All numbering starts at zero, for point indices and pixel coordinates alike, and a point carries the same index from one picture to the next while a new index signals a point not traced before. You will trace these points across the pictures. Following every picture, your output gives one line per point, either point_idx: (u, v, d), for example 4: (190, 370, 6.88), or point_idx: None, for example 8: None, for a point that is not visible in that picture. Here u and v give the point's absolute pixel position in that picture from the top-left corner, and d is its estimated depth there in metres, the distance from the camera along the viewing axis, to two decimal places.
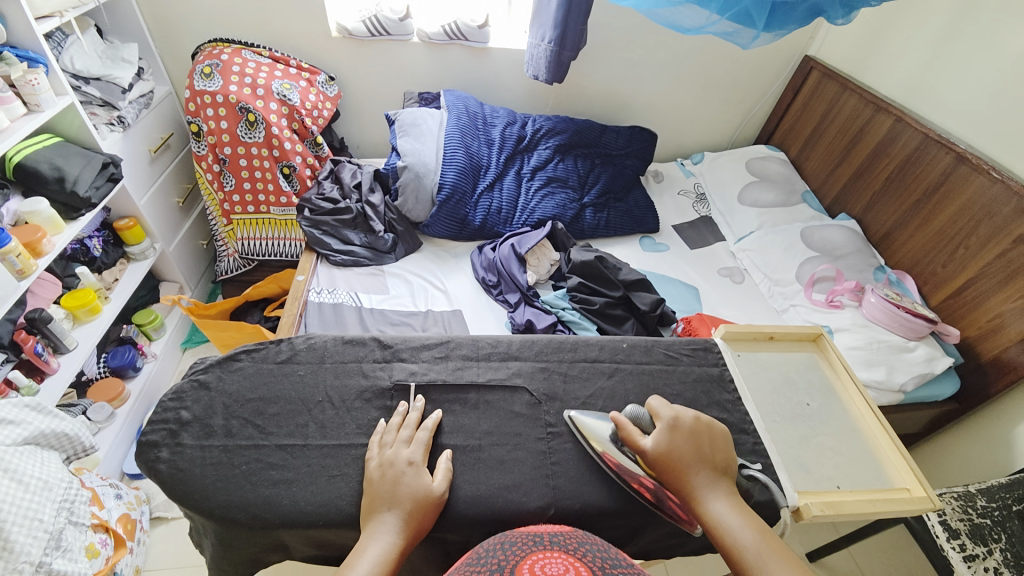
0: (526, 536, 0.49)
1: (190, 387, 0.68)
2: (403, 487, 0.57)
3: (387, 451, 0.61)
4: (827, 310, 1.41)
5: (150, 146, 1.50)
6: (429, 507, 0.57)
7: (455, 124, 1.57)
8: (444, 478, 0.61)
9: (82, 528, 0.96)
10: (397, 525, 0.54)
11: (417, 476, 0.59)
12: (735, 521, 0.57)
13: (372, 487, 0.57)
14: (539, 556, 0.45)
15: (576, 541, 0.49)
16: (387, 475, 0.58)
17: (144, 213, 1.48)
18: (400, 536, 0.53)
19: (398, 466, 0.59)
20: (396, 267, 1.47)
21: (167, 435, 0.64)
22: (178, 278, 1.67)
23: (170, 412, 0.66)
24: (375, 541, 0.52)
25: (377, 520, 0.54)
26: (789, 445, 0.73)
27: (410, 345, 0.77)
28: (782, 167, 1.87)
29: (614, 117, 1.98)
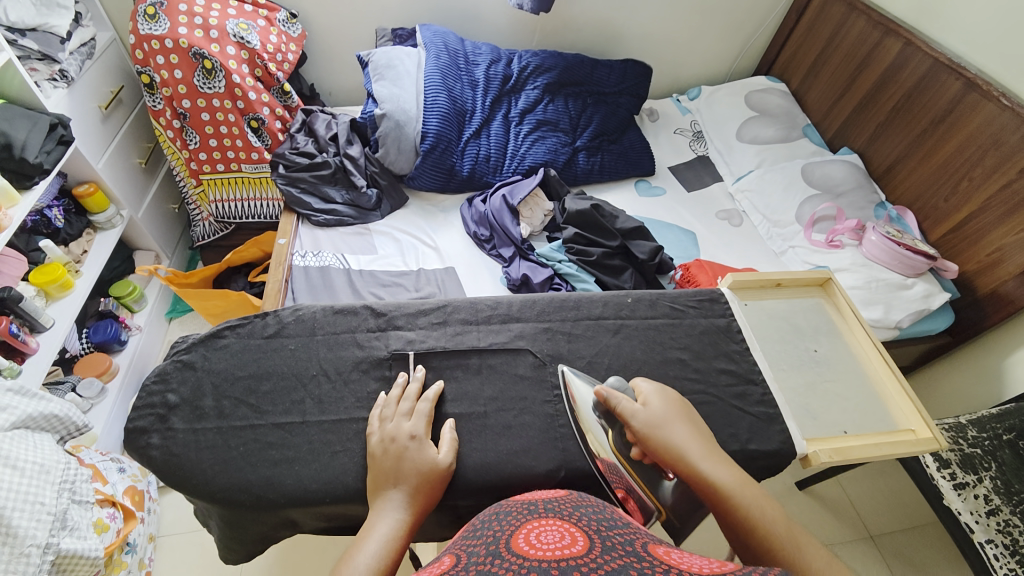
0: (522, 507, 0.47)
1: (174, 368, 0.64)
2: (407, 462, 0.55)
3: (388, 426, 0.58)
4: (826, 250, 1.39)
5: (101, 102, 1.36)
6: (437, 480, 0.56)
7: (435, 64, 1.44)
8: (450, 449, 0.59)
9: (86, 505, 0.96)
10: (405, 501, 0.52)
11: (421, 449, 0.57)
12: (748, 490, 0.55)
13: (377, 462, 0.55)
14: (534, 526, 0.42)
15: (572, 507, 0.47)
16: (392, 452, 0.56)
17: (104, 176, 1.38)
18: (408, 512, 0.52)
19: (400, 440, 0.57)
20: (383, 224, 1.40)
21: (155, 420, 0.61)
22: (153, 246, 1.59)
23: (156, 395, 0.62)
24: (383, 518, 0.50)
25: (384, 497, 0.52)
26: (795, 393, 0.72)
27: (405, 311, 0.72)
28: (782, 100, 1.78)
29: (606, 50, 1.84)
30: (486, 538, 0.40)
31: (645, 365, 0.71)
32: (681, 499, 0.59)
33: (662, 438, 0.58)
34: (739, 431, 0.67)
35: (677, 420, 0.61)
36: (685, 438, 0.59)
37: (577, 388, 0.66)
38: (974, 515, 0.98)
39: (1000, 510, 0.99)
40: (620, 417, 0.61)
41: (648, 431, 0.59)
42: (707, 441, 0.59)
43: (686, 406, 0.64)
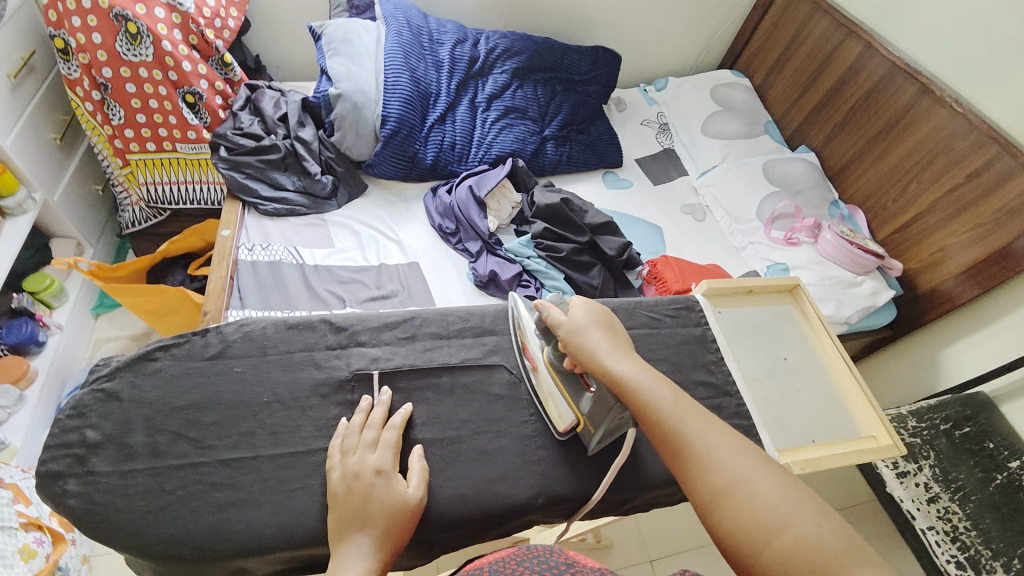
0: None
1: (96, 399, 0.56)
2: (373, 501, 0.52)
3: (350, 460, 0.54)
4: (784, 247, 1.44)
5: (9, 70, 1.16)
6: (407, 518, 0.52)
7: (396, 41, 1.34)
8: (420, 481, 0.56)
9: (10, 530, 0.86)
10: (371, 546, 0.49)
11: (389, 486, 0.53)
12: (649, 378, 0.57)
13: (340, 503, 0.51)
14: None
15: (517, 564, 0.50)
16: (356, 491, 0.52)
17: (12, 155, 1.18)
18: (376, 558, 0.49)
19: (365, 477, 0.53)
20: (340, 215, 1.31)
21: (74, 462, 0.53)
22: (73, 233, 1.40)
23: (72, 432, 0.54)
24: (349, 566, 0.47)
25: (348, 542, 0.49)
26: (769, 405, 0.73)
27: (369, 325, 0.66)
28: (746, 96, 1.80)
29: (575, 35, 1.79)
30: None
31: None
32: (598, 409, 0.61)
33: (583, 345, 0.60)
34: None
35: (597, 327, 0.62)
36: (603, 339, 0.60)
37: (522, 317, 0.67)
38: (915, 502, 1.20)
39: (940, 497, 1.18)
40: (551, 328, 0.63)
41: (571, 336, 0.61)
42: (623, 343, 0.61)
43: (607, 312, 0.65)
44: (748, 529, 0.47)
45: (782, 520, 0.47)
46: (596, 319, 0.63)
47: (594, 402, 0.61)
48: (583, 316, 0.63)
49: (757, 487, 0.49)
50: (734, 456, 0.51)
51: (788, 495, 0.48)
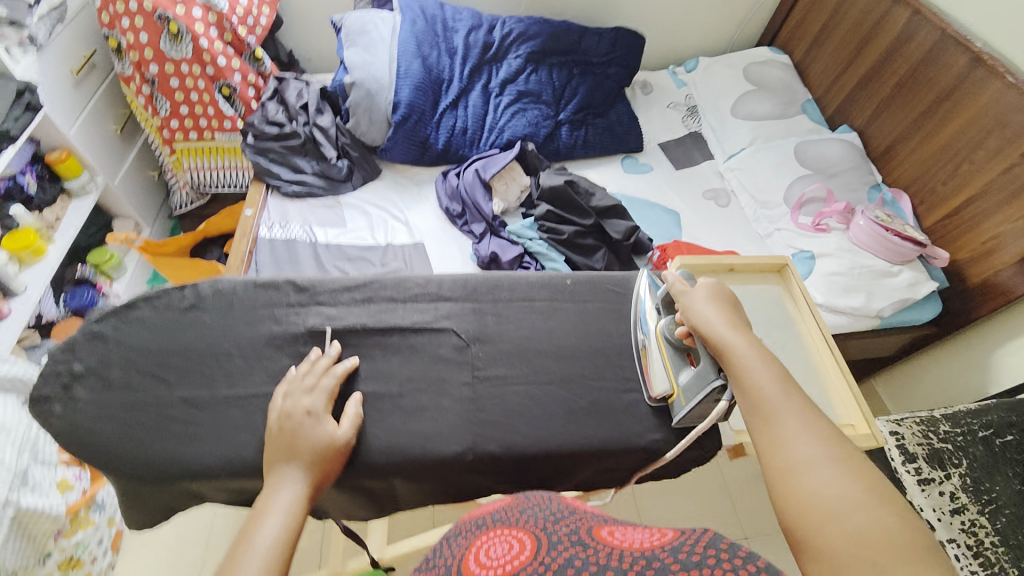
0: (470, 524, 0.48)
1: (83, 338, 0.58)
2: (301, 439, 0.52)
3: (285, 402, 0.54)
4: (812, 233, 1.33)
5: (73, 67, 1.33)
6: (333, 458, 0.53)
7: (410, 30, 1.38)
8: (352, 424, 0.55)
9: (51, 465, 0.99)
10: (302, 475, 0.51)
11: (318, 424, 0.53)
12: (756, 357, 0.54)
13: (272, 443, 0.52)
14: (486, 538, 0.45)
15: (517, 512, 0.47)
16: (284, 429, 0.53)
17: (77, 143, 1.36)
18: (307, 485, 0.50)
19: (295, 418, 0.53)
20: (354, 197, 1.38)
21: (60, 388, 0.55)
22: (132, 214, 1.58)
23: (62, 363, 0.56)
24: (281, 493, 0.49)
25: (277, 474, 0.50)
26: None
27: (330, 286, 0.65)
28: (783, 74, 1.68)
29: (599, 17, 1.75)
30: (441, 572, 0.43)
31: (594, 353, 0.65)
32: (695, 384, 0.57)
33: (698, 314, 0.57)
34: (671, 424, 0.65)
35: (714, 300, 0.59)
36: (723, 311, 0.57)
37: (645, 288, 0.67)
38: (937, 511, 0.95)
39: (967, 508, 0.96)
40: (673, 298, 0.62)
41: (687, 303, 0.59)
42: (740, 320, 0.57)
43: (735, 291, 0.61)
44: (819, 513, 0.44)
45: (855, 514, 0.42)
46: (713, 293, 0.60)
47: (693, 375, 0.58)
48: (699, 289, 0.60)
49: (834, 476, 0.45)
50: (819, 445, 0.48)
51: (870, 491, 0.44)
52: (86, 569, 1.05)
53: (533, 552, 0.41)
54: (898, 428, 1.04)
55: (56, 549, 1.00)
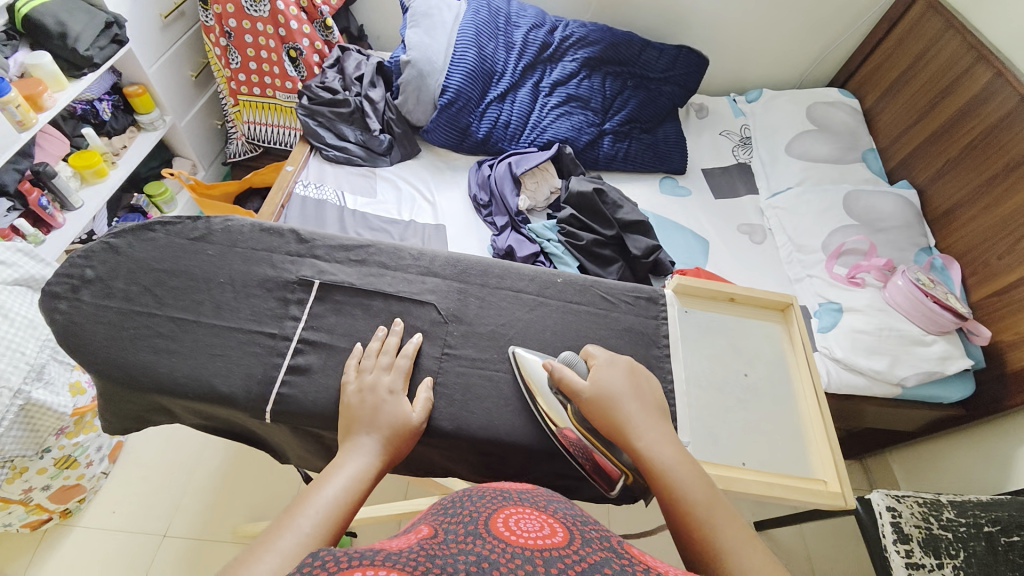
0: (496, 492, 0.46)
1: (100, 248, 0.63)
2: (381, 414, 0.53)
3: (366, 377, 0.56)
4: (845, 286, 1.26)
5: (163, 11, 1.44)
6: (406, 437, 0.53)
7: (471, 20, 1.42)
8: (423, 408, 0.57)
9: (67, 366, 1.07)
10: (376, 447, 0.51)
11: (396, 403, 0.55)
12: (682, 466, 0.50)
13: (352, 410, 0.54)
14: (511, 511, 0.43)
15: (545, 500, 0.46)
16: (368, 401, 0.54)
17: (154, 81, 1.47)
18: (378, 458, 0.50)
19: (378, 393, 0.55)
20: (390, 171, 1.42)
21: (70, 288, 0.60)
22: (191, 155, 1.69)
23: (76, 268, 0.61)
24: (352, 460, 0.49)
25: (354, 441, 0.51)
26: (701, 410, 0.64)
27: (329, 242, 0.67)
28: (848, 118, 1.60)
29: (665, 34, 1.72)
30: (461, 518, 0.42)
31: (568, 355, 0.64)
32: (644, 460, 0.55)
33: (608, 405, 0.54)
34: None
35: (625, 394, 0.55)
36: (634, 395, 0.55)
37: (527, 365, 0.61)
38: None
39: None
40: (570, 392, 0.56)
41: (597, 384, 0.55)
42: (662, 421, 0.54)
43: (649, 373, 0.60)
44: None
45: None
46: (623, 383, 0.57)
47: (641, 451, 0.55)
48: (606, 375, 0.57)
49: None
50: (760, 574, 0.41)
51: None
52: (80, 470, 1.17)
53: (565, 541, 0.39)
54: (896, 504, 0.97)
55: (57, 447, 1.08)
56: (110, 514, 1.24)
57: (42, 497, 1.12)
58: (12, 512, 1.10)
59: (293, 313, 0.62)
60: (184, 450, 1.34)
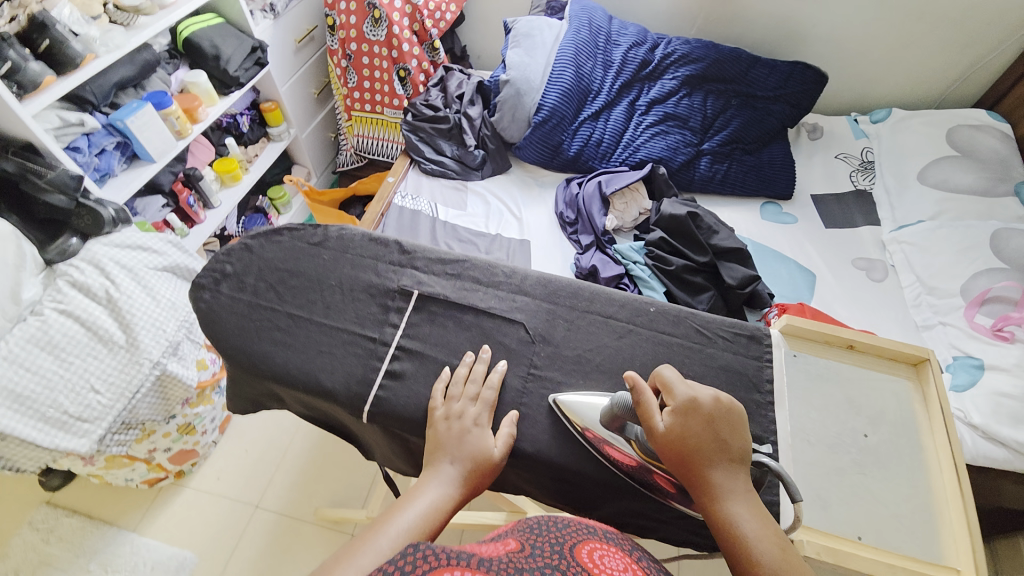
0: (580, 525, 0.49)
1: (238, 247, 0.71)
2: (464, 443, 0.55)
3: (454, 405, 0.58)
4: (988, 340, 1.08)
5: (296, 36, 1.65)
6: (485, 472, 0.54)
7: (572, 39, 1.43)
8: (505, 444, 0.57)
9: (196, 344, 1.23)
10: (456, 478, 0.53)
11: (480, 435, 0.56)
12: (754, 524, 0.48)
13: (437, 436, 0.55)
14: (595, 546, 0.45)
15: (631, 545, 0.48)
16: (452, 429, 0.56)
17: (285, 98, 1.67)
18: (458, 490, 0.52)
19: (464, 423, 0.56)
20: (480, 185, 1.47)
21: (213, 280, 0.69)
22: (307, 164, 1.89)
23: (219, 263, 0.70)
24: (431, 488, 0.51)
25: (436, 468, 0.53)
26: (809, 469, 0.58)
27: (428, 255, 0.71)
28: (1001, 144, 1.38)
29: (777, 49, 1.62)
30: (548, 539, 0.44)
31: None
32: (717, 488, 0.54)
33: (685, 446, 0.50)
34: None
35: (709, 435, 0.51)
36: (714, 442, 0.51)
37: (580, 412, 0.58)
38: None
39: None
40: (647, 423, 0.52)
41: (679, 423, 0.51)
42: (738, 466, 0.51)
43: (740, 410, 0.53)
44: None
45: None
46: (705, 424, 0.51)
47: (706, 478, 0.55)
48: (691, 412, 0.52)
49: None
50: None
51: None
52: (196, 437, 1.33)
53: None
54: None
55: (180, 414, 1.24)
56: (216, 480, 1.40)
57: (163, 457, 1.29)
58: (136, 468, 1.27)
59: (392, 319, 0.65)
60: (281, 430, 1.48)
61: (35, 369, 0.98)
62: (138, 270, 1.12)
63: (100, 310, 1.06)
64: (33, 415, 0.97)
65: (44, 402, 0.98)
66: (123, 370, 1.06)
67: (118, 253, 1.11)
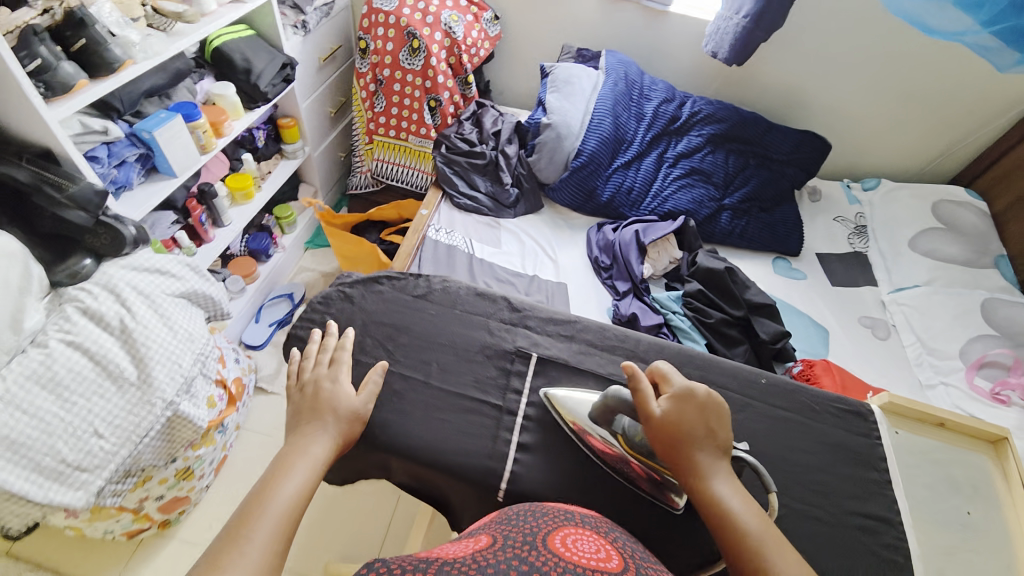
0: (558, 512, 0.56)
1: (337, 296, 0.79)
2: (324, 404, 0.63)
3: (306, 375, 0.67)
4: (989, 403, 1.20)
5: (321, 55, 1.59)
6: (350, 423, 0.63)
7: (610, 90, 1.48)
8: (367, 396, 0.67)
9: (208, 380, 1.12)
10: (325, 437, 0.60)
11: (343, 398, 0.64)
12: (736, 499, 0.57)
13: (297, 405, 0.63)
14: (569, 530, 0.52)
15: (607, 528, 0.56)
16: (312, 394, 0.64)
17: (304, 115, 1.59)
18: (329, 446, 0.59)
19: (319, 386, 0.65)
20: (513, 224, 1.46)
21: (311, 332, 0.76)
22: (315, 183, 1.80)
23: (318, 312, 0.78)
24: (306, 453, 0.58)
25: (308, 436, 0.60)
26: (933, 550, 0.65)
27: (539, 315, 0.80)
28: (978, 220, 1.56)
29: (784, 116, 1.76)
30: (523, 528, 0.51)
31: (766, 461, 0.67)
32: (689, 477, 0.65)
33: (679, 430, 0.60)
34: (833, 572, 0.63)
35: (699, 421, 0.60)
36: (703, 429, 0.60)
37: (570, 410, 0.69)
38: None
39: None
40: (643, 408, 0.62)
41: (674, 410, 0.60)
42: (721, 449, 0.60)
43: (722, 403, 0.63)
44: None
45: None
46: (695, 414, 0.61)
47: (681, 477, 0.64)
48: (685, 402, 0.61)
49: None
50: None
51: None
52: (192, 483, 1.19)
53: (618, 565, 0.46)
54: None
55: (182, 457, 1.11)
56: (207, 530, 1.25)
57: (152, 507, 1.14)
58: (119, 520, 1.11)
59: (514, 385, 0.73)
60: None
61: (32, 412, 0.83)
62: (155, 296, 1.00)
63: (111, 342, 0.93)
64: (26, 465, 0.82)
65: (40, 450, 0.83)
66: (131, 412, 0.93)
67: (135, 276, 0.99)
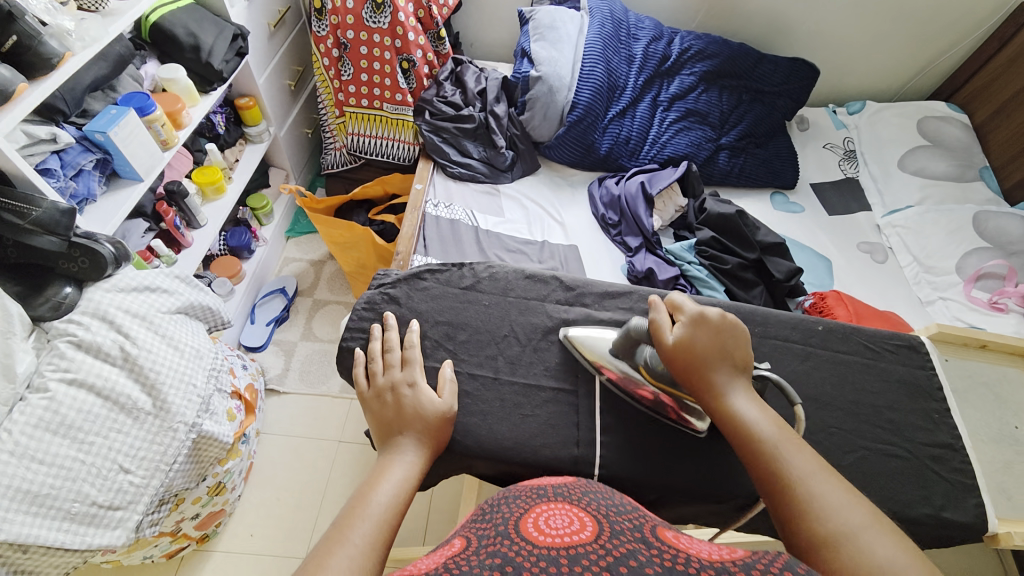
0: (530, 493, 0.52)
1: (382, 298, 0.77)
2: (407, 408, 0.63)
3: (382, 379, 0.66)
4: (986, 311, 1.28)
5: (271, 19, 1.40)
6: (439, 428, 0.63)
7: (598, 33, 1.39)
8: (449, 396, 0.68)
9: (224, 394, 1.05)
10: (416, 445, 0.60)
11: (428, 399, 0.65)
12: (755, 410, 0.59)
13: (380, 412, 0.63)
14: (542, 508, 0.48)
15: (580, 492, 0.52)
16: (392, 400, 0.64)
17: (264, 92, 1.43)
18: (421, 455, 0.60)
19: (399, 390, 0.64)
20: (513, 188, 1.40)
21: (362, 341, 0.74)
22: (285, 166, 1.66)
23: (366, 319, 0.76)
24: (400, 461, 0.58)
25: (398, 443, 0.59)
26: (992, 464, 0.79)
27: (594, 291, 0.83)
28: (962, 133, 1.60)
29: (770, 45, 1.70)
30: (494, 522, 0.46)
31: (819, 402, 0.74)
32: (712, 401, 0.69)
33: (693, 352, 0.61)
34: (894, 497, 0.69)
35: (712, 343, 0.62)
36: (716, 350, 0.62)
37: (589, 346, 0.74)
38: None
39: None
40: (656, 334, 0.64)
41: (685, 334, 0.62)
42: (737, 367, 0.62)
43: (740, 323, 0.64)
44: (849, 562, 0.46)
45: (852, 531, 0.48)
46: (709, 336, 0.62)
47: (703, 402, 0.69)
48: (696, 325, 0.63)
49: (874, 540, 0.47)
50: (838, 499, 0.51)
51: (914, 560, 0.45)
52: (225, 496, 1.15)
53: (594, 530, 0.43)
54: None
55: (212, 475, 1.07)
56: (249, 538, 1.23)
57: (189, 526, 1.10)
58: (157, 544, 1.07)
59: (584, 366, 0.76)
60: (316, 472, 1.32)
61: (49, 461, 0.77)
62: (151, 316, 0.91)
63: (117, 373, 0.85)
64: (55, 515, 0.76)
65: (66, 497, 0.77)
66: (154, 441, 0.86)
67: (125, 298, 0.90)
